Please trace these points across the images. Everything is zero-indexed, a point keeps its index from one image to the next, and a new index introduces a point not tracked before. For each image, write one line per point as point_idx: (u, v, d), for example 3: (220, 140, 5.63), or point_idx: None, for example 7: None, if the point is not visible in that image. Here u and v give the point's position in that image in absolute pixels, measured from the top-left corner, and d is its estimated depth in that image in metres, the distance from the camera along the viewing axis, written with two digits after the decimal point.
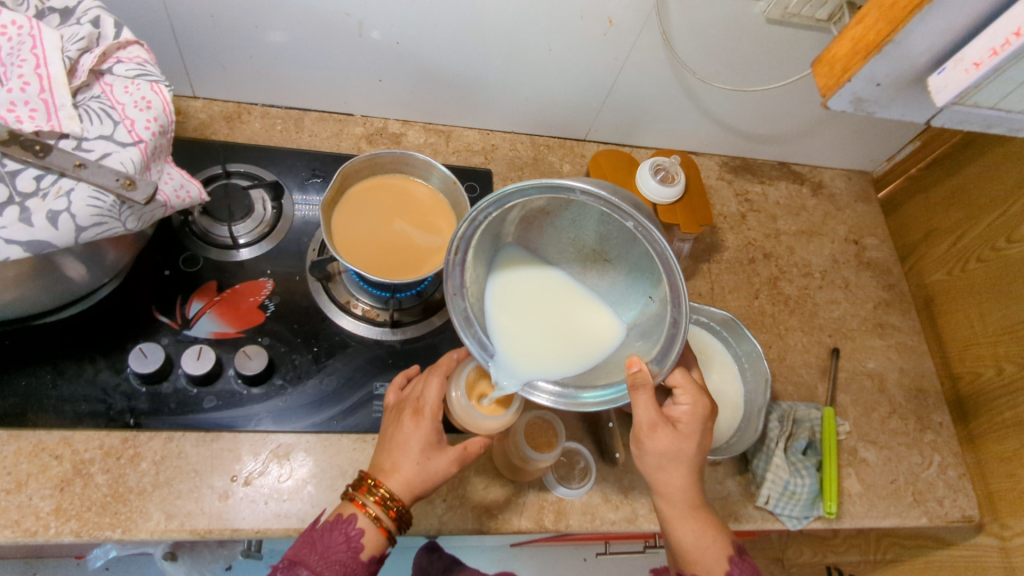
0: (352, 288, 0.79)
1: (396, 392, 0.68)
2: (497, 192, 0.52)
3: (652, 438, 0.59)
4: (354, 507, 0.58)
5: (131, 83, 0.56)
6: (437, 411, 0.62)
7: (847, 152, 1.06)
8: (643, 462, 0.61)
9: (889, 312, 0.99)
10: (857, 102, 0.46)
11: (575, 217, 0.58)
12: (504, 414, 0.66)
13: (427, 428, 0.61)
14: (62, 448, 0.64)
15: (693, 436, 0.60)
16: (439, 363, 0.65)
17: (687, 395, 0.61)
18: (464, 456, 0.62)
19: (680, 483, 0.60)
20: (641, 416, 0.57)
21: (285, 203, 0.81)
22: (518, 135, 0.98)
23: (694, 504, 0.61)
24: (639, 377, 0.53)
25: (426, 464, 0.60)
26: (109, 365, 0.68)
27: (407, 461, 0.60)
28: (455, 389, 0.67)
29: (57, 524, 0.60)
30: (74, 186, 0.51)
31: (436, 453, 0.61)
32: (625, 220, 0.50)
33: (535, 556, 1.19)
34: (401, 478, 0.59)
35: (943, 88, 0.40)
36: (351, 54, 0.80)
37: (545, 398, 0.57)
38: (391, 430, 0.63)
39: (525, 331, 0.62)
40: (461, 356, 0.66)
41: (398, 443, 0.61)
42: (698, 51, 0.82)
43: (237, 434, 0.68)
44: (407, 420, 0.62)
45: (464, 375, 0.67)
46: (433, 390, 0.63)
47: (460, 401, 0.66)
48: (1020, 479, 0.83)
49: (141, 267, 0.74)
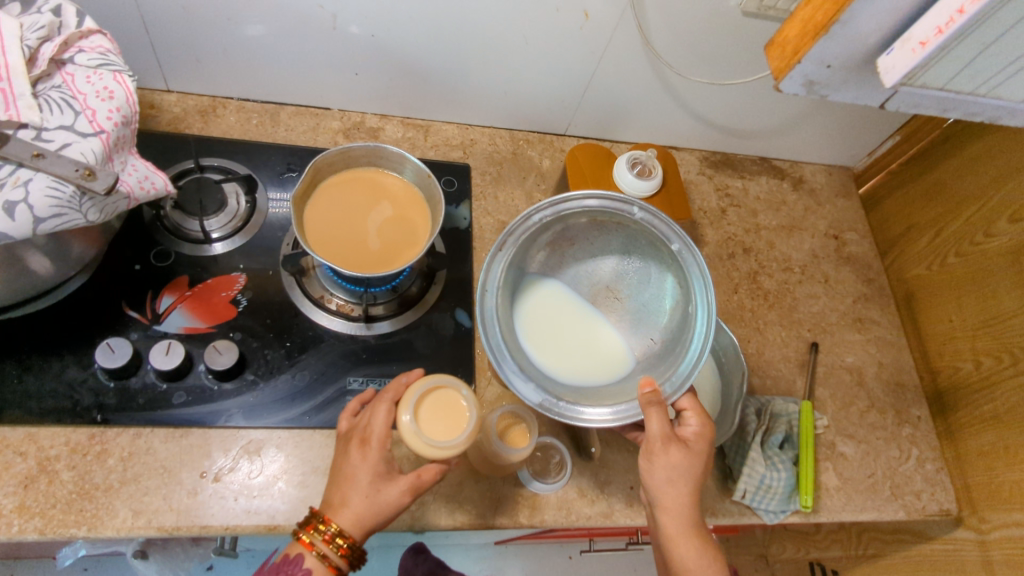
0: (326, 283, 0.78)
1: (349, 419, 0.64)
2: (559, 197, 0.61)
3: (664, 451, 0.60)
4: (301, 547, 0.57)
5: (94, 73, 0.56)
6: (384, 438, 0.60)
7: (828, 147, 1.06)
8: (648, 479, 0.61)
9: (869, 307, 0.99)
10: (809, 85, 0.46)
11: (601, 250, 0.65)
12: (461, 434, 0.61)
13: (375, 459, 0.59)
14: (27, 445, 0.62)
15: (701, 456, 0.61)
16: (388, 388, 0.63)
17: (695, 416, 0.63)
18: (419, 484, 0.59)
19: (682, 495, 0.60)
20: (654, 428, 0.58)
21: (258, 197, 0.80)
22: (497, 129, 0.98)
23: (689, 516, 0.60)
24: (652, 395, 0.58)
25: (376, 497, 0.57)
26: (76, 360, 0.67)
27: (356, 494, 0.57)
28: (405, 410, 0.61)
29: (20, 522, 0.59)
30: (32, 176, 0.50)
31: (388, 483, 0.58)
32: (672, 241, 0.61)
33: (521, 554, 1.27)
34: (349, 513, 0.57)
35: (892, 68, 0.40)
36: (326, 48, 0.80)
37: (580, 412, 0.59)
38: (339, 461, 0.61)
39: (543, 348, 0.62)
40: (410, 381, 0.64)
41: (346, 476, 0.59)
42: (676, 44, 0.81)
43: (207, 430, 0.67)
44: (355, 451, 0.60)
45: (416, 395, 0.62)
46: (381, 418, 0.61)
47: (410, 426, 0.60)
48: (997, 473, 0.82)
49: (111, 260, 0.73)
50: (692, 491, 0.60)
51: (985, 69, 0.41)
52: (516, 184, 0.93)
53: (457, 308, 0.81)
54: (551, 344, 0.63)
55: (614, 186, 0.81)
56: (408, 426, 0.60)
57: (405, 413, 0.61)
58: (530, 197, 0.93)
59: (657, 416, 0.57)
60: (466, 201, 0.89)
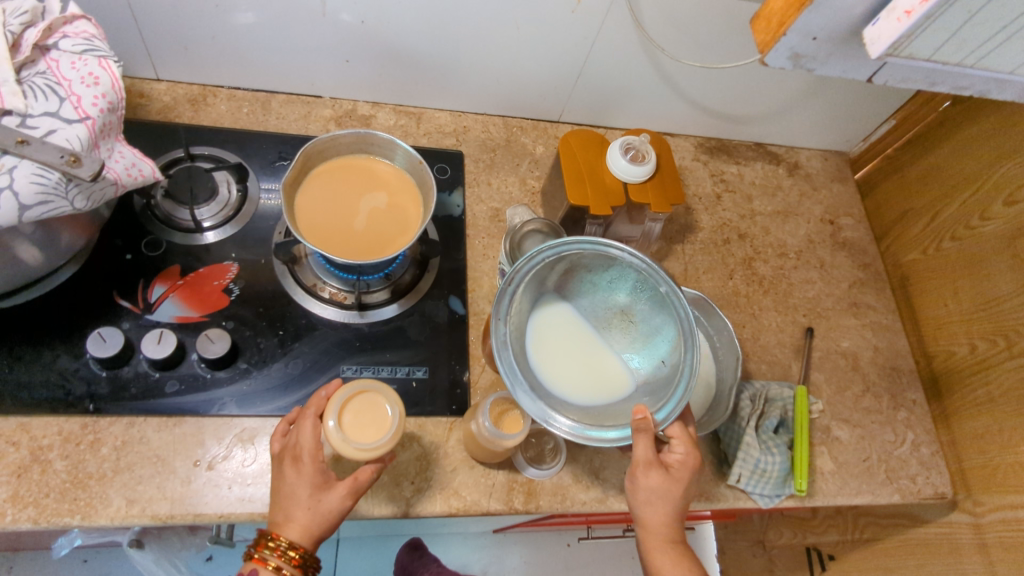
0: (318, 271, 0.77)
1: (281, 440, 0.62)
2: (559, 241, 0.60)
3: (645, 476, 0.61)
4: (254, 564, 0.57)
5: (79, 59, 0.55)
6: (315, 452, 0.59)
7: (823, 132, 1.05)
8: (631, 496, 0.62)
9: (864, 292, 0.99)
10: (796, 59, 0.46)
11: (609, 280, 0.63)
12: (386, 433, 0.61)
13: (310, 473, 0.58)
14: (19, 435, 0.62)
15: (682, 482, 0.62)
16: (309, 404, 0.62)
17: (682, 445, 0.63)
18: (357, 487, 0.59)
19: (661, 515, 0.61)
20: (641, 452, 0.59)
21: (250, 185, 0.80)
22: (490, 117, 0.97)
23: (669, 533, 0.61)
24: (644, 423, 0.57)
25: (318, 507, 0.57)
26: (68, 349, 0.67)
27: (298, 509, 0.57)
28: (330, 417, 0.61)
29: (13, 511, 0.59)
30: (16, 163, 0.50)
31: (327, 492, 0.58)
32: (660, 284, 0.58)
33: (519, 542, 1.33)
34: (296, 526, 0.56)
35: (877, 39, 0.39)
36: (316, 34, 0.79)
37: (564, 427, 0.58)
38: (274, 481, 0.59)
39: (554, 368, 0.62)
40: (331, 391, 0.63)
41: (284, 494, 0.58)
42: (669, 28, 0.81)
43: (201, 419, 0.67)
44: (289, 469, 0.58)
45: (338, 402, 0.61)
46: (308, 432, 0.59)
47: (336, 435, 0.60)
48: (992, 456, 0.82)
49: (102, 250, 0.72)
50: (671, 512, 0.62)
51: (970, 40, 0.41)
52: (509, 171, 0.93)
53: (451, 295, 0.81)
54: (561, 365, 0.63)
55: (608, 172, 0.81)
56: (335, 435, 0.60)
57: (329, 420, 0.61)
58: (524, 184, 0.93)
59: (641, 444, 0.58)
60: (460, 188, 0.89)
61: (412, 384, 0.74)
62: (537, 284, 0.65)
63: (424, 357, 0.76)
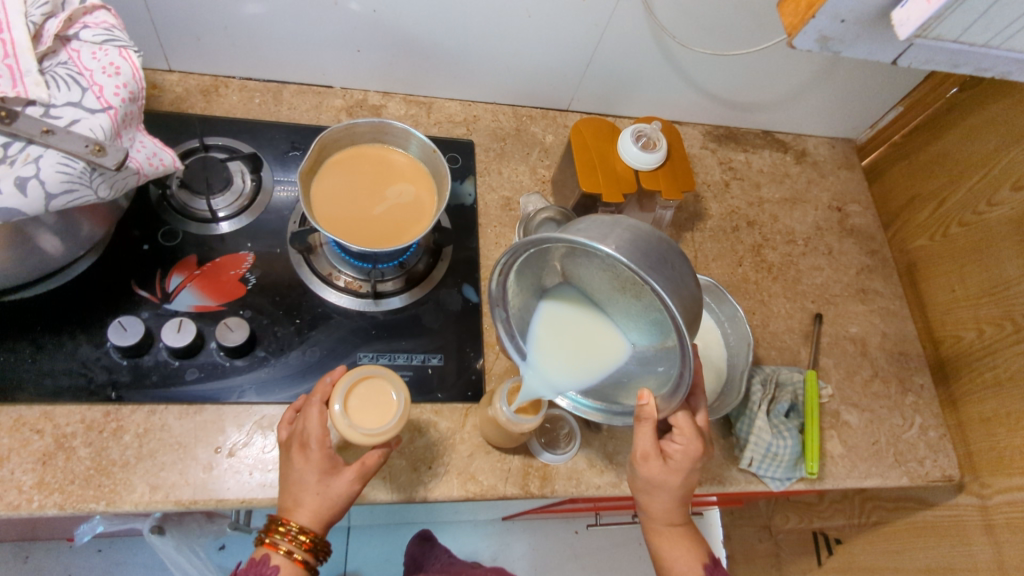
0: (334, 260, 0.78)
1: (288, 427, 0.62)
2: (532, 241, 0.54)
3: (643, 466, 0.61)
4: (265, 549, 0.57)
5: (99, 49, 0.56)
6: (323, 439, 0.59)
7: (831, 119, 1.06)
8: (632, 483, 0.63)
9: (872, 278, 1.00)
10: (822, 41, 0.47)
11: (604, 261, 0.58)
12: (389, 421, 0.61)
13: (319, 459, 0.58)
14: (43, 423, 0.63)
15: (681, 474, 0.61)
16: (315, 391, 0.62)
17: (683, 435, 0.61)
18: (365, 471, 0.59)
19: (659, 504, 0.62)
20: (642, 442, 0.59)
21: (264, 176, 0.81)
22: (500, 106, 0.97)
23: (669, 518, 0.63)
24: (646, 410, 0.56)
25: (327, 491, 0.58)
26: (88, 339, 0.67)
27: (307, 494, 0.57)
28: (335, 402, 0.62)
29: (40, 497, 0.59)
30: (42, 153, 0.50)
31: (335, 477, 0.58)
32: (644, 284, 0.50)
33: (526, 530, 1.35)
34: (306, 512, 0.57)
35: (907, 20, 0.40)
36: (329, 25, 0.79)
37: (563, 402, 0.65)
38: (283, 468, 0.60)
39: (559, 343, 0.65)
40: (335, 378, 0.63)
41: (293, 481, 0.58)
42: (679, 15, 0.81)
43: (221, 406, 0.68)
44: (296, 456, 0.59)
45: (344, 386, 0.62)
46: (315, 419, 0.60)
47: (343, 419, 0.60)
48: (1000, 439, 0.83)
49: (120, 240, 0.73)
50: (671, 500, 0.62)
51: (998, 22, 0.41)
52: (520, 160, 0.93)
53: (464, 284, 0.82)
54: (571, 337, 0.65)
55: (618, 159, 0.81)
56: (340, 420, 0.60)
57: (336, 403, 0.62)
58: (534, 173, 0.93)
59: (641, 432, 0.58)
60: (471, 177, 0.89)
61: (427, 371, 0.75)
62: (540, 261, 0.64)
63: (438, 344, 0.77)
